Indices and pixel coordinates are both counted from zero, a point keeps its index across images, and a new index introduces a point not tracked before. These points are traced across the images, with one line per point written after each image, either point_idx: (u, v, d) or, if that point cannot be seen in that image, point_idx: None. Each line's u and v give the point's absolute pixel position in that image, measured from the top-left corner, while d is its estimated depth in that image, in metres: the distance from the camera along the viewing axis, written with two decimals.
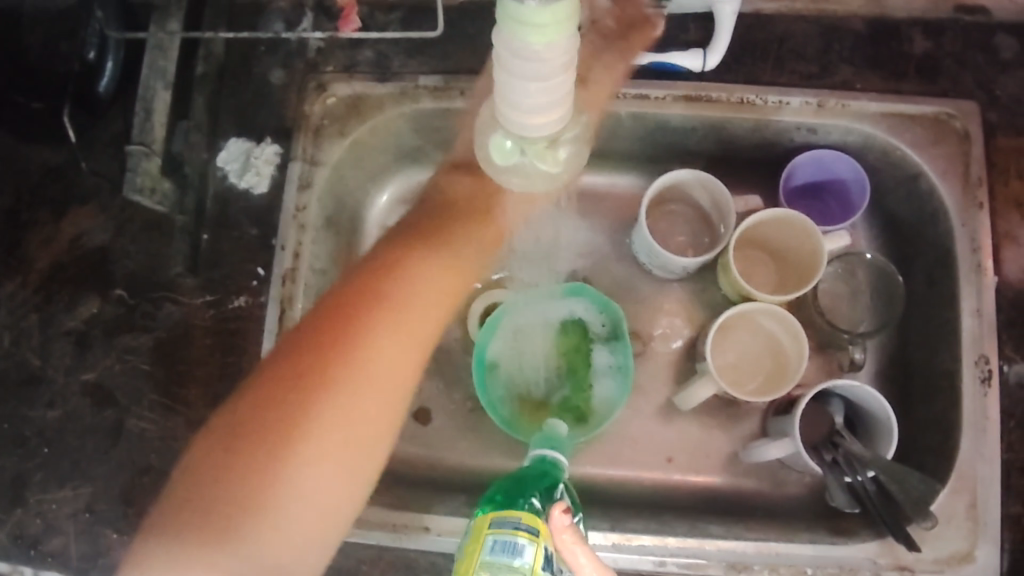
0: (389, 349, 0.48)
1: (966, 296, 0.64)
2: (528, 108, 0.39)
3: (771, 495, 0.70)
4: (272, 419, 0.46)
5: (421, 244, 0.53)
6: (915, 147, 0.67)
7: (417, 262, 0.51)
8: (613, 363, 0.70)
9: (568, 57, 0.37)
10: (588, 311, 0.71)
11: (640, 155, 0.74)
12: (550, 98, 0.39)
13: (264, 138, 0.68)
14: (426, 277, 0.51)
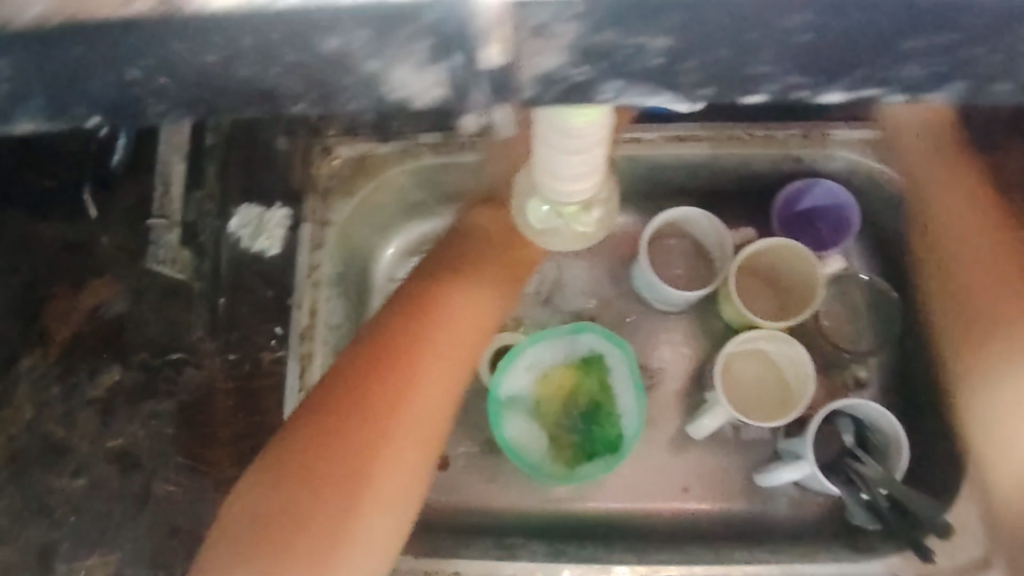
0: (430, 382, 0.59)
1: None
2: (562, 176, 0.37)
3: (789, 517, 0.71)
4: (342, 435, 0.56)
5: (445, 290, 0.63)
6: (898, 170, 0.70)
7: (446, 314, 0.62)
8: (630, 386, 0.73)
9: (605, 134, 0.34)
10: (597, 338, 0.74)
11: (634, 194, 0.76)
12: (585, 168, 0.36)
13: (274, 202, 0.72)
14: (471, 318, 0.63)
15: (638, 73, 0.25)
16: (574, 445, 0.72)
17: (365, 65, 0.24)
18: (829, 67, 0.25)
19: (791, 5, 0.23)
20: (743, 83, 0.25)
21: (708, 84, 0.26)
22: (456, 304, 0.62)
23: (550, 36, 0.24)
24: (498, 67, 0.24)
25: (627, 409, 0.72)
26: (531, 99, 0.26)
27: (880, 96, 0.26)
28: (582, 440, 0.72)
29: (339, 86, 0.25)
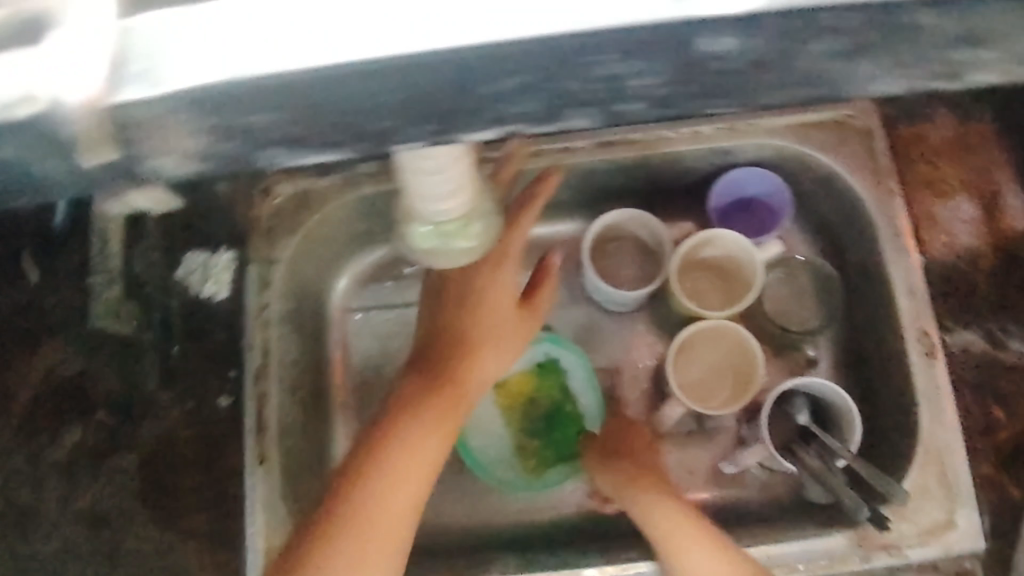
0: (393, 494, 0.57)
1: (897, 277, 0.68)
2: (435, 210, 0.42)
3: (759, 498, 0.73)
4: (303, 562, 0.55)
5: (413, 396, 0.62)
6: (824, 151, 0.71)
7: (416, 420, 0.60)
8: (592, 394, 0.75)
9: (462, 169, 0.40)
10: (557, 347, 0.75)
11: (575, 201, 0.77)
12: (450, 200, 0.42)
13: (219, 247, 0.71)
14: (438, 427, 0.60)
15: (275, 139, 0.32)
16: (540, 449, 0.74)
17: (35, 164, 0.31)
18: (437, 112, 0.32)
19: (359, 87, 0.30)
20: (372, 134, 0.32)
21: (348, 139, 0.33)
22: (423, 411, 0.61)
23: (164, 125, 0.30)
24: (132, 157, 0.31)
25: (586, 409, 0.75)
26: (208, 169, 0.34)
27: (511, 127, 0.33)
28: (546, 446, 0.74)
29: (43, 182, 0.33)
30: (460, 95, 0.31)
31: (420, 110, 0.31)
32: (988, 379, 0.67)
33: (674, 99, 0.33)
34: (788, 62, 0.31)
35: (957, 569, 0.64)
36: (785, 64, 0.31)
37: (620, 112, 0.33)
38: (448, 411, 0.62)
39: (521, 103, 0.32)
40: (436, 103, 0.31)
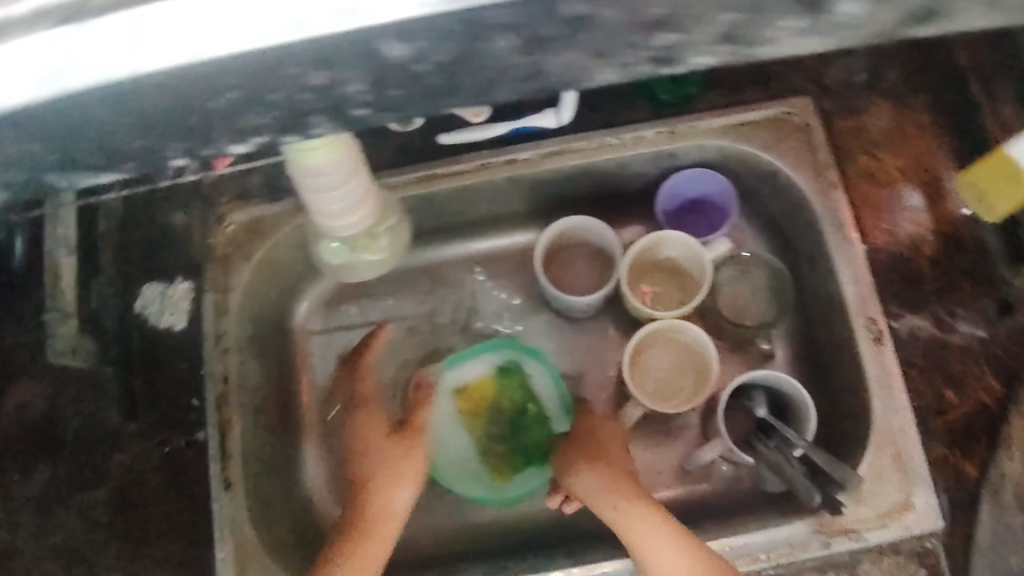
0: None
1: (842, 267, 0.69)
2: (336, 213, 0.50)
3: (724, 493, 0.73)
4: None
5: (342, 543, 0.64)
6: (765, 148, 0.72)
7: (344, 560, 0.63)
8: (552, 390, 0.75)
9: (349, 169, 0.47)
10: (506, 350, 0.76)
11: (528, 213, 0.79)
12: (344, 202, 0.49)
13: (175, 278, 0.73)
14: (373, 552, 0.63)
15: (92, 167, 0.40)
16: (506, 454, 0.75)
17: None
18: (192, 132, 0.38)
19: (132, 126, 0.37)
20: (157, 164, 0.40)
21: (130, 161, 0.40)
22: (351, 553, 0.63)
23: None
24: None
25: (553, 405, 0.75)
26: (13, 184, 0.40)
27: (256, 137, 0.39)
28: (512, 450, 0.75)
29: None
30: (198, 114, 0.36)
31: (173, 126, 0.37)
32: (936, 362, 0.68)
33: (401, 102, 0.38)
34: (468, 62, 0.36)
35: (918, 549, 0.64)
36: (468, 64, 0.36)
37: (355, 116, 0.39)
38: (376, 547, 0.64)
39: (256, 114, 0.37)
40: (180, 120, 0.36)
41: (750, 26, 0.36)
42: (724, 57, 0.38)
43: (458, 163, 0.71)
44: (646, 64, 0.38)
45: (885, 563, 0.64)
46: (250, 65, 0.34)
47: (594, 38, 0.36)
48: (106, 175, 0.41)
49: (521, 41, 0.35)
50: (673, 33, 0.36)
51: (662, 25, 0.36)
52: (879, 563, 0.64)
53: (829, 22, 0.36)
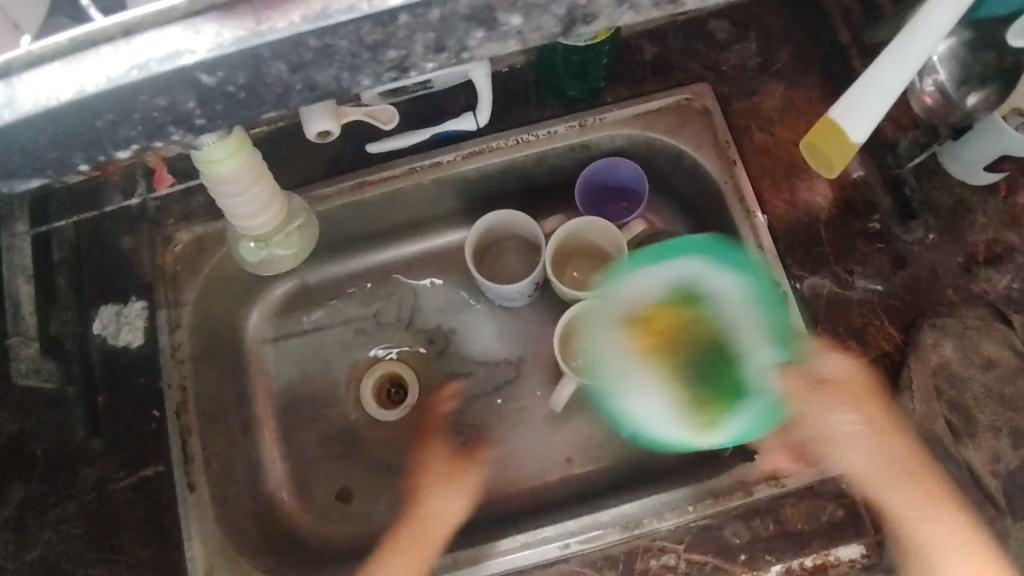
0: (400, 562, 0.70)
1: (747, 236, 0.74)
2: (243, 213, 0.56)
3: (660, 457, 0.79)
4: None
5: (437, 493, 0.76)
6: (668, 133, 0.78)
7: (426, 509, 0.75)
8: (750, 319, 0.75)
9: (255, 172, 0.53)
10: (696, 269, 0.76)
11: (460, 211, 0.83)
12: (248, 205, 0.55)
13: (130, 297, 0.77)
14: (450, 502, 0.76)
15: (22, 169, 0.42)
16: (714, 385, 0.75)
17: None
18: (87, 140, 0.41)
19: (50, 134, 0.40)
20: (60, 165, 0.42)
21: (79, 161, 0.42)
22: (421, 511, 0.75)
23: None
24: None
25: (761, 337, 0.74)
26: None
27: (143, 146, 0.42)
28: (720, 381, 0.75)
29: None
30: (88, 130, 0.40)
31: (75, 147, 0.41)
32: (840, 316, 0.74)
33: (232, 114, 0.41)
34: (263, 83, 0.40)
35: (835, 489, 0.69)
36: (263, 83, 0.40)
37: (200, 125, 0.41)
38: (442, 505, 0.75)
39: (134, 141, 0.41)
40: (81, 134, 0.40)
41: (448, 35, 0.39)
42: (444, 63, 0.41)
43: (385, 169, 0.76)
44: (389, 76, 0.41)
45: (806, 504, 0.69)
46: (127, 98, 0.39)
47: (337, 56, 0.39)
48: (36, 180, 0.43)
49: (291, 66, 0.39)
50: (396, 50, 0.39)
51: (388, 44, 0.39)
52: (799, 505, 0.69)
53: (506, 31, 0.40)
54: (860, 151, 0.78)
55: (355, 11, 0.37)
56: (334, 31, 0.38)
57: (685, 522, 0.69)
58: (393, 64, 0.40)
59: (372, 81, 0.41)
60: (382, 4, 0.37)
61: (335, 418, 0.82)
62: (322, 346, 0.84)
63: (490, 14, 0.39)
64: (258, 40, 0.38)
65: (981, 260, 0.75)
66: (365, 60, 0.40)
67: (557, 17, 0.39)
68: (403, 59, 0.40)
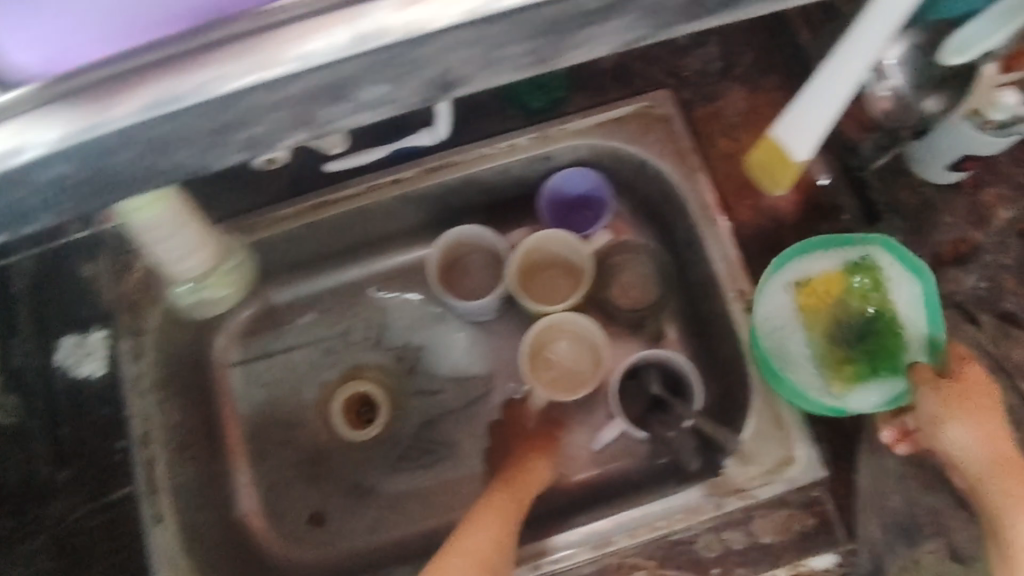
0: (475, 532, 0.60)
1: (712, 245, 0.74)
2: (174, 257, 0.61)
3: (636, 468, 0.77)
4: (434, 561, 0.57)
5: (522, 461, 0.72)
6: (629, 142, 0.77)
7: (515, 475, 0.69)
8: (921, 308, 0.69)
9: (177, 219, 0.59)
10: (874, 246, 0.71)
11: (425, 226, 0.82)
12: (176, 251, 0.61)
13: (91, 327, 0.74)
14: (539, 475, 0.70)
15: None
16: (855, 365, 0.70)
17: None
18: None
19: None
20: None
21: None
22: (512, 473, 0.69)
23: None
24: None
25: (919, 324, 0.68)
26: None
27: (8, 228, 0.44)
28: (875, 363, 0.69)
29: None
30: None
31: None
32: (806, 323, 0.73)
33: (88, 194, 0.43)
34: (110, 171, 0.42)
35: (806, 500, 0.68)
36: (112, 170, 0.42)
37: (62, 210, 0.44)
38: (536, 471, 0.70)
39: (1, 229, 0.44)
40: None
41: (307, 103, 0.42)
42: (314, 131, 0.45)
43: (345, 187, 0.75)
44: (254, 139, 0.44)
45: (777, 516, 0.68)
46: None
47: (198, 131, 0.41)
48: None
49: (142, 150, 0.41)
50: (260, 125, 0.42)
51: (246, 115, 0.41)
52: (770, 517, 0.68)
53: (369, 99, 0.43)
54: (825, 157, 0.78)
55: (204, 93, 0.38)
56: (182, 113, 0.39)
57: (655, 538, 0.68)
58: (255, 130, 0.43)
59: (240, 145, 0.44)
60: (230, 86, 0.38)
61: (307, 441, 0.82)
62: (290, 368, 0.83)
63: (343, 85, 0.41)
64: (102, 131, 0.38)
65: (948, 260, 0.74)
66: (229, 128, 0.42)
67: (424, 80, 0.43)
68: (268, 127, 0.43)
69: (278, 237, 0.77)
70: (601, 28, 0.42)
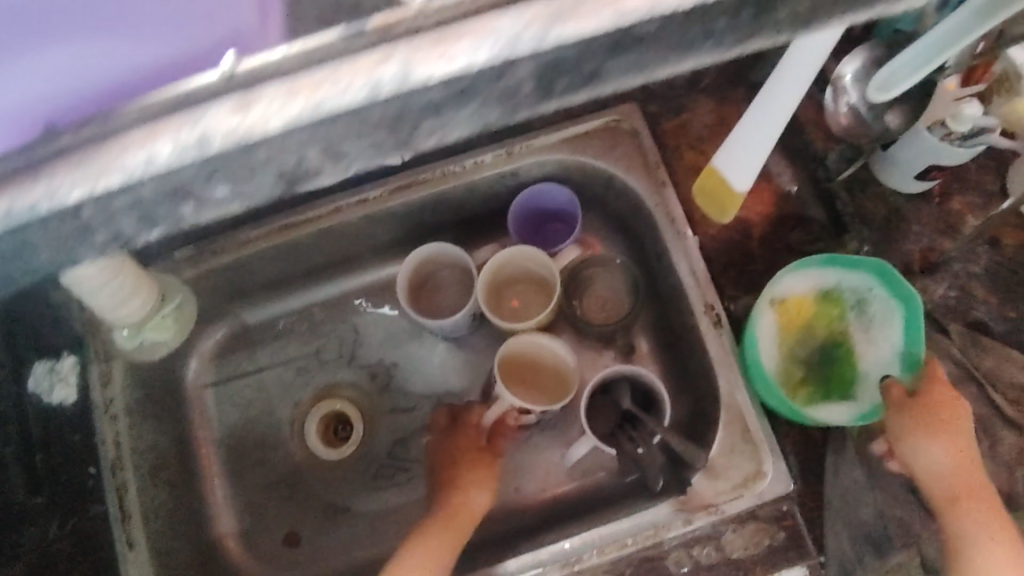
0: None
1: (679, 260, 0.74)
2: (113, 304, 0.59)
3: (607, 482, 0.77)
4: None
5: (469, 474, 0.72)
6: (596, 156, 0.77)
7: (453, 497, 0.70)
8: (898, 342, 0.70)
9: (120, 267, 0.57)
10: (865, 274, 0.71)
11: (394, 244, 0.83)
12: (114, 297, 0.59)
13: (62, 353, 0.73)
14: (478, 495, 0.71)
15: None
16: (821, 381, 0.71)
17: None
18: None
19: None
20: None
21: None
22: (451, 496, 0.70)
23: None
24: None
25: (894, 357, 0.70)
26: None
27: None
28: (841, 384, 0.71)
29: None
30: None
31: None
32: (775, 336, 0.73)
33: None
34: None
35: (775, 513, 0.68)
36: None
37: None
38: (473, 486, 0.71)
39: None
40: None
41: (156, 211, 0.34)
42: (172, 225, 0.36)
43: (312, 209, 0.75)
44: (113, 250, 0.36)
45: (747, 530, 0.68)
46: None
47: (39, 247, 0.34)
48: None
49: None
50: (104, 231, 0.34)
51: (91, 230, 0.34)
52: (740, 531, 0.68)
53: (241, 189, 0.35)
54: (792, 168, 0.79)
55: (36, 211, 0.32)
56: (20, 233, 0.33)
57: (623, 555, 0.68)
58: (107, 241, 0.35)
59: (96, 254, 0.36)
60: (62, 201, 0.32)
61: (282, 460, 0.82)
62: (263, 388, 0.84)
63: (190, 192, 0.34)
64: None
65: (917, 269, 0.74)
66: (77, 244, 0.35)
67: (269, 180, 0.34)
68: (117, 236, 0.35)
69: (248, 258, 0.77)
70: (477, 117, 0.35)
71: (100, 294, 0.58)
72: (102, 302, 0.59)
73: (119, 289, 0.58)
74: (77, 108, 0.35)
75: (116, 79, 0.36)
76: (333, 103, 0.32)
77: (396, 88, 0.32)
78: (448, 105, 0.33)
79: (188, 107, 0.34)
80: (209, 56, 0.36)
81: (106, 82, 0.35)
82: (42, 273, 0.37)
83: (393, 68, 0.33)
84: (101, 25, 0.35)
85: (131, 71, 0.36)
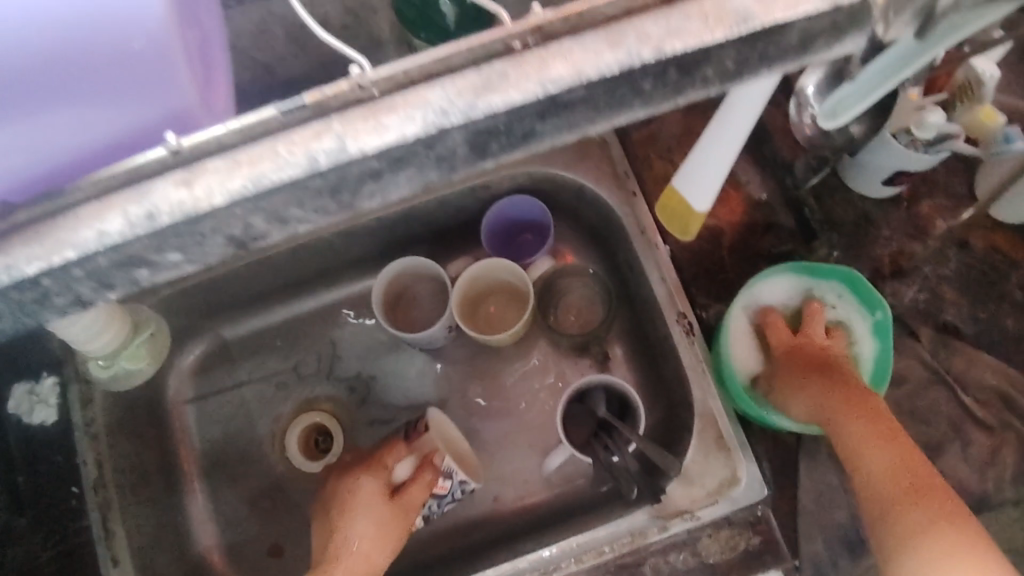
0: None
1: (651, 269, 0.75)
2: (87, 337, 0.60)
3: (586, 489, 0.78)
4: None
5: (380, 533, 0.65)
6: (567, 167, 0.77)
7: (358, 554, 0.64)
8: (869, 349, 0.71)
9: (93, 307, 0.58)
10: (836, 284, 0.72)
11: (369, 258, 0.83)
12: (89, 330, 0.59)
13: (42, 374, 0.71)
14: (381, 556, 0.65)
15: None
16: None
17: None
18: None
19: None
20: None
21: None
22: (351, 557, 0.63)
23: None
24: None
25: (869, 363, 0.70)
26: None
27: None
28: None
29: None
30: None
31: None
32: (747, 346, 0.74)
33: None
34: None
35: (750, 518, 0.69)
36: None
37: None
38: (379, 546, 0.65)
39: None
40: None
41: (111, 277, 0.35)
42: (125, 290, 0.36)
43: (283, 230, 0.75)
44: (75, 312, 0.37)
45: (723, 535, 0.69)
46: None
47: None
48: None
49: None
50: (63, 296, 0.35)
51: (51, 295, 0.35)
52: (716, 536, 0.69)
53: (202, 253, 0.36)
54: (760, 176, 0.79)
55: None
56: None
57: (602, 563, 0.70)
58: (67, 304, 0.36)
59: (58, 317, 0.37)
60: (20, 273, 0.34)
61: (264, 473, 0.83)
62: (243, 404, 0.84)
63: (144, 260, 0.35)
64: None
65: (887, 273, 0.75)
66: (37, 309, 0.36)
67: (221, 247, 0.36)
68: (76, 299, 0.36)
69: (223, 275, 0.77)
70: (416, 179, 0.36)
71: (75, 329, 0.58)
72: (77, 337, 0.59)
73: (93, 322, 0.59)
74: (28, 193, 0.35)
75: (61, 163, 0.35)
76: (273, 177, 0.34)
77: (331, 160, 0.34)
78: (385, 170, 0.35)
79: (131, 184, 0.35)
80: (155, 133, 0.35)
81: (67, 162, 0.35)
82: (9, 333, 0.38)
83: (327, 142, 0.34)
84: (38, 114, 0.32)
85: (75, 152, 0.34)
